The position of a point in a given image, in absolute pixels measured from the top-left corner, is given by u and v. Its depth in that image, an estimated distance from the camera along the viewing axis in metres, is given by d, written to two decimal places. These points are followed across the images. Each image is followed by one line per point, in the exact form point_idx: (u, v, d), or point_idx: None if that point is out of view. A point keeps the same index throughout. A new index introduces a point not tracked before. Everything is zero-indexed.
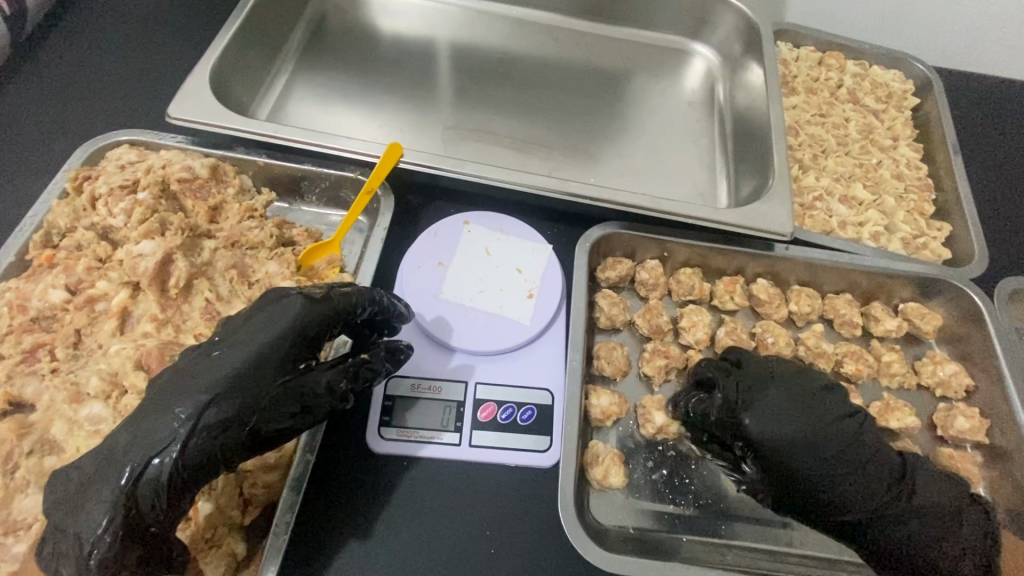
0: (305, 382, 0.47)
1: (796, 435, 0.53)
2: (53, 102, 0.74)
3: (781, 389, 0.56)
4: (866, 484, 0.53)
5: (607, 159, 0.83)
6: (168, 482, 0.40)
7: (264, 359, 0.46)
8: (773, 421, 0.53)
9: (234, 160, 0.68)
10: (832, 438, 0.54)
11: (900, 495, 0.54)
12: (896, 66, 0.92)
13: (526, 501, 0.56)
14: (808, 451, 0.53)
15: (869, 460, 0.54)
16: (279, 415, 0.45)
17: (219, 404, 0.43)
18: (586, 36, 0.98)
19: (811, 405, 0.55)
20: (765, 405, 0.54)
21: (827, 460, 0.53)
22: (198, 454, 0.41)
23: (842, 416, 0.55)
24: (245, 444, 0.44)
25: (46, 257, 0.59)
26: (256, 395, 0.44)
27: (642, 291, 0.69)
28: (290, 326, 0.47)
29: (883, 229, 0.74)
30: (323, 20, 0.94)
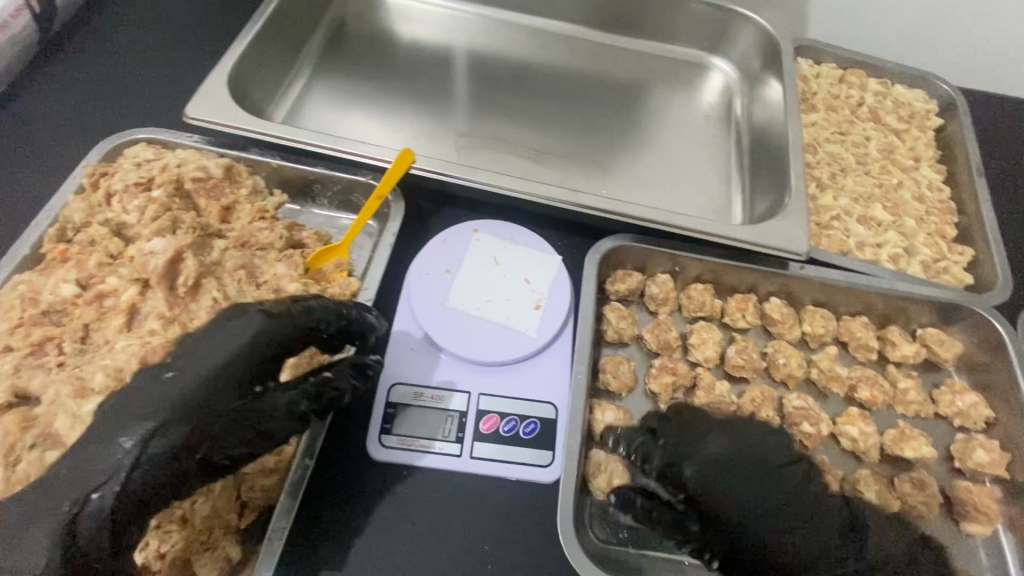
0: (262, 405, 0.46)
1: (738, 484, 0.49)
2: (75, 98, 0.76)
3: (726, 436, 0.52)
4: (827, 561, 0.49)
5: (622, 172, 0.82)
6: (110, 515, 0.41)
7: (216, 383, 0.45)
8: (721, 470, 0.50)
9: (248, 162, 0.69)
10: (782, 490, 0.50)
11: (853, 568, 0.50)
12: (920, 86, 0.90)
13: (529, 517, 0.55)
14: (757, 504, 0.49)
15: (823, 510, 0.50)
16: (235, 441, 0.45)
17: (164, 433, 0.43)
18: (603, 49, 0.98)
19: (755, 455, 0.51)
20: (711, 453, 0.50)
21: (782, 510, 0.49)
22: (142, 485, 0.42)
23: (788, 462, 0.51)
24: (195, 472, 0.43)
25: (60, 250, 0.59)
26: (206, 423, 0.44)
27: (651, 305, 0.68)
28: (244, 348, 0.47)
29: (902, 251, 0.72)
30: (344, 26, 0.95)
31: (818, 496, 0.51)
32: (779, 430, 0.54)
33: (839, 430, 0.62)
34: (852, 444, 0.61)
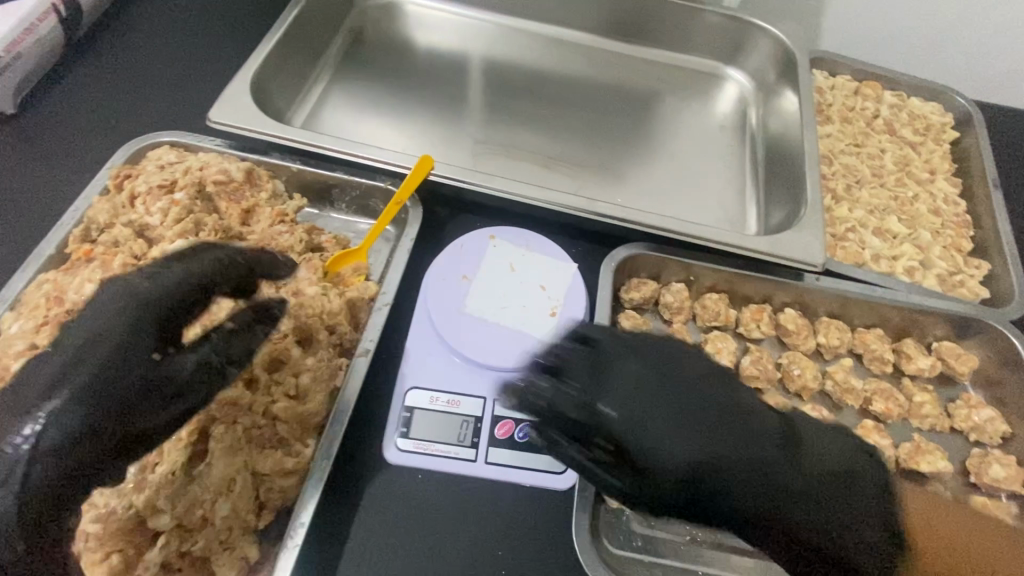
0: (167, 368, 0.46)
1: (653, 408, 0.49)
2: (100, 100, 0.77)
3: (644, 359, 0.52)
4: (793, 472, 0.49)
5: (637, 180, 0.83)
6: (20, 513, 0.39)
7: (114, 358, 0.44)
8: (632, 398, 0.50)
9: (269, 166, 0.70)
10: (699, 407, 0.50)
11: (817, 476, 0.50)
12: (935, 99, 0.90)
13: (543, 523, 0.55)
14: (676, 428, 0.49)
15: (751, 422, 0.50)
16: (148, 407, 0.44)
17: (62, 419, 0.41)
18: (617, 57, 0.99)
19: (668, 373, 0.52)
20: (614, 383, 0.50)
21: (706, 430, 0.49)
22: (51, 472, 0.40)
23: (695, 376, 0.52)
24: (112, 448, 0.43)
25: (85, 251, 0.60)
26: (117, 397, 0.43)
27: (666, 314, 0.68)
28: (135, 318, 0.46)
29: (917, 264, 0.72)
30: (362, 32, 0.96)
31: (739, 409, 0.51)
32: (687, 349, 0.54)
33: None
34: None
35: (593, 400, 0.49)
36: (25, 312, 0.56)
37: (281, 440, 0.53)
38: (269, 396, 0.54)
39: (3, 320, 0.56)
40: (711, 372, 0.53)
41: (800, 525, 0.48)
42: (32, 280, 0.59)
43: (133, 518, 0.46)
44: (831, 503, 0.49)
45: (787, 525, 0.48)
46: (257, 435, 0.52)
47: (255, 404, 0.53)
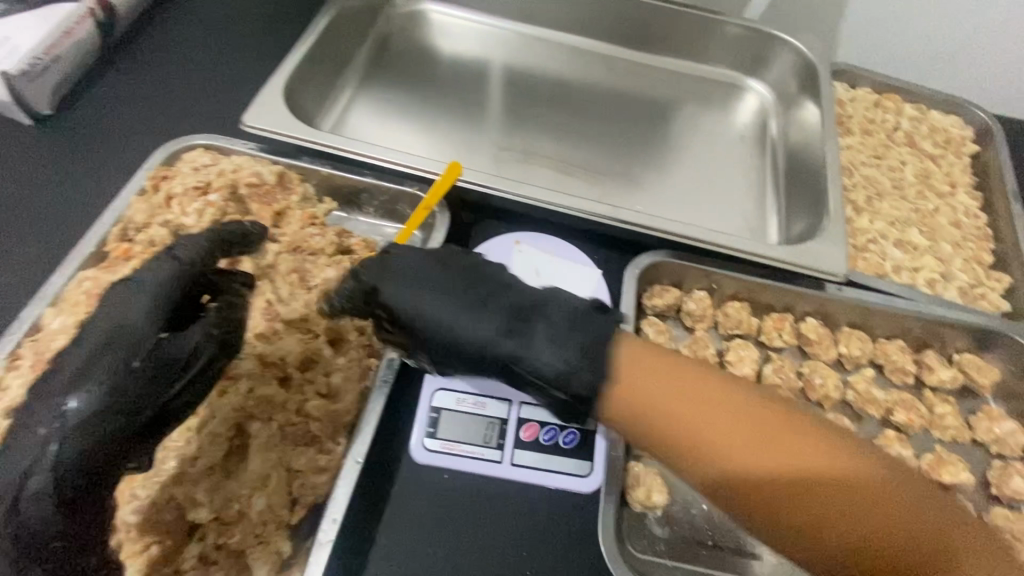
0: (172, 347, 0.45)
1: (440, 298, 0.52)
2: (135, 103, 0.79)
3: (416, 259, 0.55)
4: (542, 338, 0.49)
5: (659, 189, 0.84)
6: (53, 496, 0.40)
7: (119, 342, 0.43)
8: (414, 288, 0.52)
9: (298, 168, 0.70)
10: (479, 293, 0.52)
11: (544, 338, 0.49)
12: (955, 112, 0.91)
13: (569, 526, 0.56)
14: (455, 309, 0.51)
15: (496, 301, 0.52)
16: (163, 386, 0.44)
17: (77, 403, 0.41)
18: (638, 67, 1.00)
19: (469, 270, 0.54)
20: (409, 277, 0.53)
21: (477, 311, 0.51)
22: (80, 458, 0.40)
23: (464, 269, 0.54)
24: (137, 430, 0.42)
25: (124, 249, 0.62)
26: (126, 380, 0.42)
27: (688, 321, 0.68)
28: (141, 306, 0.45)
29: (938, 276, 0.73)
30: (388, 39, 0.98)
31: (506, 296, 0.53)
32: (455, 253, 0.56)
33: None
34: None
35: (376, 287, 0.53)
36: (66, 308, 0.58)
37: (312, 437, 0.54)
38: (302, 394, 0.56)
39: (45, 316, 0.57)
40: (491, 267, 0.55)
41: (628, 399, 0.46)
42: (72, 277, 0.60)
43: (174, 515, 0.48)
44: (638, 380, 0.47)
45: (558, 391, 0.49)
46: (289, 432, 0.54)
47: (288, 403, 0.55)
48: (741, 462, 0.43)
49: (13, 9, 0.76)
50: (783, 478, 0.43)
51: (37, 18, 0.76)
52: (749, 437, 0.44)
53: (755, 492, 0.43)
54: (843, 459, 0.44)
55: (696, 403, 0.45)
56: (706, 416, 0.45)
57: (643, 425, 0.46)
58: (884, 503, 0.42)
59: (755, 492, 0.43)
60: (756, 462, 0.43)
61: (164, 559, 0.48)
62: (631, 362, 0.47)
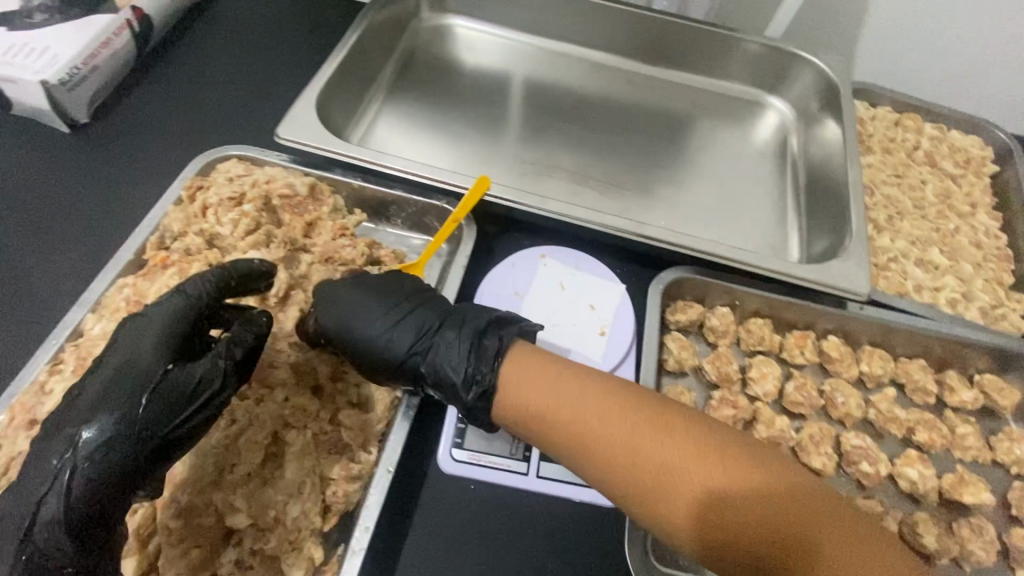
0: (181, 377, 0.46)
1: (365, 322, 0.56)
2: (171, 113, 0.81)
3: (353, 284, 0.59)
4: (446, 349, 0.55)
5: (681, 205, 0.85)
6: (65, 519, 0.41)
7: (134, 371, 0.46)
8: (346, 313, 0.57)
9: (330, 180, 0.72)
10: (401, 315, 0.57)
11: (455, 351, 0.55)
12: (975, 132, 0.92)
13: (594, 539, 0.57)
14: (378, 331, 0.56)
15: (415, 322, 0.57)
16: (170, 416, 0.45)
17: (92, 429, 0.43)
18: (660, 82, 1.01)
19: (394, 294, 0.59)
20: (342, 303, 0.58)
21: (398, 332, 0.56)
22: (91, 484, 0.42)
23: (399, 293, 0.59)
24: (145, 458, 0.44)
25: (162, 258, 0.64)
26: (137, 408, 0.44)
27: (710, 337, 0.69)
28: (157, 335, 0.47)
29: (960, 296, 0.73)
30: (413, 53, 1.00)
31: (426, 314, 0.58)
32: (394, 277, 0.61)
33: (898, 471, 0.63)
34: (911, 486, 0.62)
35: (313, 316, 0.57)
36: (107, 314, 0.59)
37: (344, 446, 0.56)
38: (335, 403, 0.57)
39: (87, 321, 0.59)
40: (420, 290, 0.60)
41: (514, 400, 0.52)
42: (112, 284, 0.62)
43: (212, 521, 0.50)
44: (527, 383, 0.52)
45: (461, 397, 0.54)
46: (323, 440, 0.55)
47: (321, 412, 0.56)
48: (613, 449, 0.48)
49: (51, 19, 0.76)
50: (653, 464, 0.47)
51: (75, 27, 0.76)
52: (620, 426, 0.48)
53: (627, 478, 0.47)
54: (707, 446, 0.47)
55: (571, 398, 0.50)
56: (588, 410, 0.49)
57: (536, 422, 0.51)
58: (741, 485, 0.45)
59: (629, 476, 0.47)
60: (628, 448, 0.48)
61: (202, 565, 0.49)
62: (515, 366, 0.53)
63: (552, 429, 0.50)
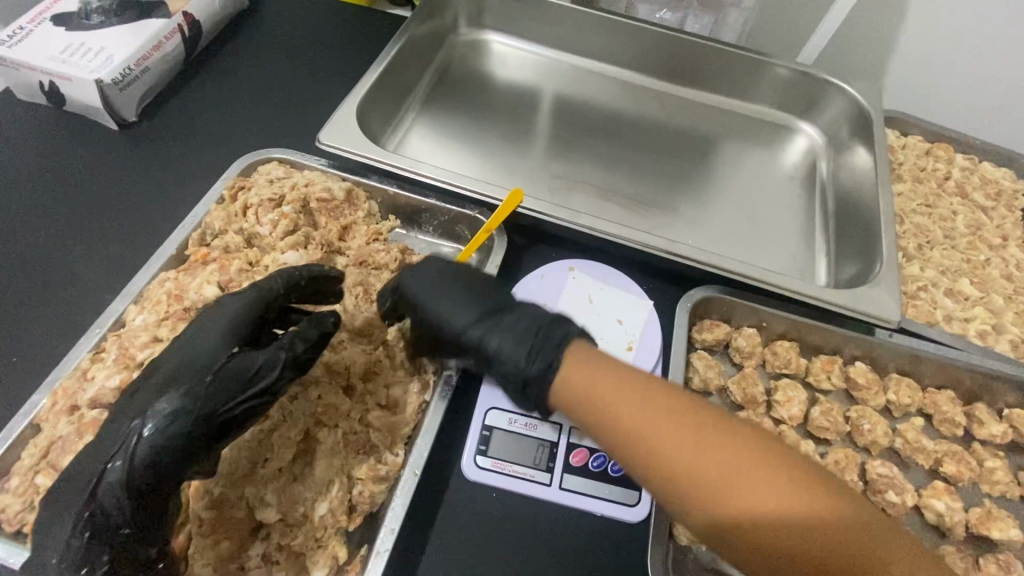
0: (243, 362, 0.48)
1: (435, 298, 0.58)
2: (215, 116, 0.84)
3: (431, 261, 0.61)
4: (496, 330, 0.55)
5: (709, 224, 0.86)
6: (127, 482, 0.43)
7: (204, 353, 0.48)
8: (421, 290, 0.59)
9: (367, 187, 0.74)
10: (467, 297, 0.58)
11: (511, 338, 0.54)
12: (1007, 164, 0.92)
13: (615, 554, 0.56)
14: (441, 308, 0.58)
15: (478, 304, 0.58)
16: (227, 398, 0.46)
17: (164, 401, 0.45)
18: (690, 104, 1.02)
19: (463, 278, 0.60)
20: (416, 282, 0.60)
21: (461, 312, 0.57)
22: (156, 451, 0.44)
23: (473, 278, 0.60)
24: (202, 436, 0.45)
25: (203, 254, 0.65)
26: (199, 387, 0.46)
27: (736, 358, 0.69)
28: (226, 325, 0.50)
29: (990, 327, 0.72)
30: (448, 66, 1.02)
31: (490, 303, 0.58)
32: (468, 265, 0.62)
33: (924, 503, 0.62)
34: (937, 518, 0.61)
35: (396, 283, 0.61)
36: (149, 306, 0.61)
37: (371, 447, 0.56)
38: (364, 403, 0.58)
39: (129, 312, 0.61)
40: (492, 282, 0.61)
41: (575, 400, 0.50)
42: (155, 277, 0.64)
43: (243, 514, 0.51)
44: (596, 379, 0.50)
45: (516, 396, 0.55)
46: (352, 440, 0.56)
47: (351, 411, 0.57)
48: (671, 459, 0.45)
49: (107, 21, 0.79)
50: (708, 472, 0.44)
51: (130, 31, 0.79)
52: (683, 433, 0.46)
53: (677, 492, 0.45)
54: (772, 466, 0.44)
55: (637, 399, 0.48)
56: (651, 415, 0.47)
57: (590, 419, 0.50)
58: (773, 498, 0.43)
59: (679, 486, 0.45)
60: (686, 458, 0.45)
61: (232, 556, 0.50)
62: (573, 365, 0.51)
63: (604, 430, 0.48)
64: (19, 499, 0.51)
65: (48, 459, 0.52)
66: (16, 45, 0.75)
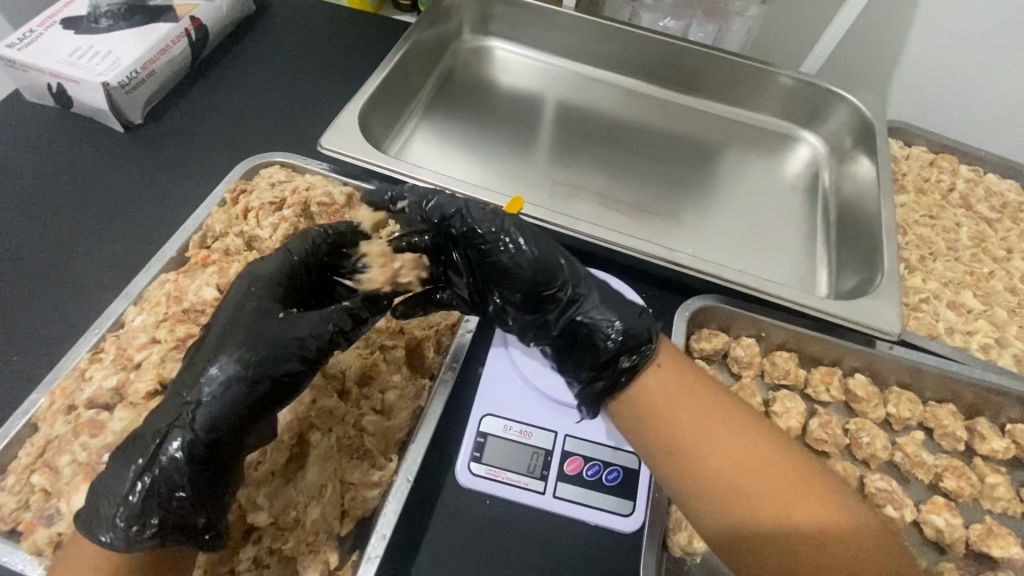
0: (291, 329, 0.48)
1: (527, 255, 0.56)
2: (219, 120, 0.85)
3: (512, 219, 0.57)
4: (605, 301, 0.56)
5: (710, 232, 0.86)
6: (191, 446, 0.43)
7: (248, 314, 0.48)
8: (514, 243, 0.56)
9: (368, 192, 0.75)
10: (548, 259, 0.56)
11: (602, 303, 0.56)
12: (1012, 176, 0.91)
13: (606, 564, 0.56)
14: (529, 265, 0.56)
15: (557, 267, 0.56)
16: (278, 360, 0.47)
17: (220, 365, 0.45)
18: (693, 112, 1.02)
19: (542, 242, 0.57)
20: (506, 235, 0.56)
21: (545, 271, 0.56)
22: (218, 414, 0.44)
23: (545, 241, 0.58)
24: (259, 399, 0.46)
25: (202, 256, 0.66)
26: (253, 348, 0.46)
27: (734, 368, 0.69)
28: (266, 287, 0.50)
29: (994, 341, 0.72)
30: (452, 72, 1.03)
31: (570, 270, 0.57)
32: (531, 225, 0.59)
33: (923, 518, 0.61)
34: (937, 534, 0.60)
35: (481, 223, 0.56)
36: (147, 308, 0.61)
37: (365, 452, 0.57)
38: (359, 407, 0.58)
39: (129, 313, 0.61)
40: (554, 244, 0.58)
41: (641, 397, 0.54)
42: (154, 279, 0.64)
43: (235, 518, 0.51)
44: (664, 379, 0.55)
45: (601, 345, 0.55)
46: (346, 445, 0.56)
47: (347, 416, 0.57)
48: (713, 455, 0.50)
49: (115, 26, 0.80)
50: (746, 470, 0.49)
51: (138, 35, 0.80)
52: (723, 436, 0.51)
53: (715, 487, 0.49)
54: (810, 474, 0.49)
55: (697, 402, 0.53)
56: (696, 417, 0.52)
57: (645, 417, 0.53)
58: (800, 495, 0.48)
59: (723, 489, 0.49)
60: (724, 455, 0.50)
61: (223, 559, 0.51)
62: (662, 350, 0.57)
63: (659, 428, 0.52)
64: (15, 497, 0.51)
65: (44, 457, 0.52)
66: (25, 48, 0.77)
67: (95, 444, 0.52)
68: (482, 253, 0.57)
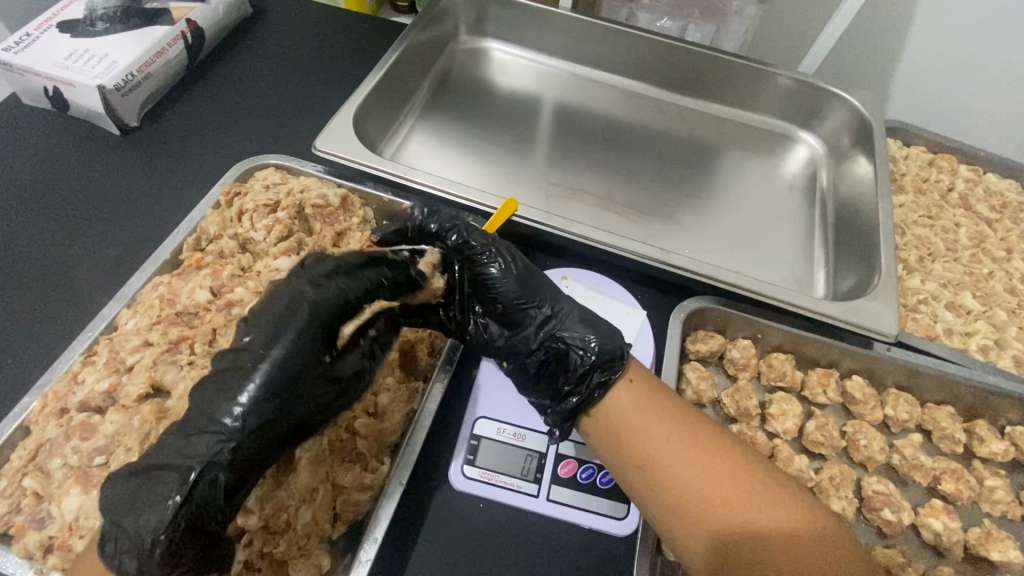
0: (333, 371, 0.48)
1: (512, 275, 0.58)
2: (214, 122, 0.85)
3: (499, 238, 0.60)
4: (585, 320, 0.57)
5: (705, 233, 0.85)
6: (226, 481, 0.43)
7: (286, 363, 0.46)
8: (501, 261, 0.58)
9: (362, 193, 0.74)
10: (534, 280, 0.58)
11: (578, 320, 0.57)
12: (1013, 176, 0.90)
13: (601, 567, 0.56)
14: (513, 285, 0.57)
15: (538, 284, 0.58)
16: (321, 404, 0.47)
17: (255, 411, 0.44)
18: (690, 113, 1.02)
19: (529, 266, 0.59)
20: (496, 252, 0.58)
21: (530, 290, 0.57)
22: (257, 453, 0.45)
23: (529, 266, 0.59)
24: (291, 429, 0.46)
25: (196, 258, 0.66)
26: (296, 392, 0.46)
27: (731, 369, 0.68)
28: (302, 332, 0.47)
29: (993, 342, 0.71)
30: (448, 74, 1.02)
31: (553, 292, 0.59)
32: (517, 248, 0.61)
33: (921, 521, 0.61)
34: (935, 538, 0.60)
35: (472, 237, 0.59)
36: (141, 311, 0.61)
37: (359, 455, 0.57)
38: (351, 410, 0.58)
39: (122, 316, 0.61)
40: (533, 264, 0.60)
41: (612, 411, 0.54)
42: (148, 281, 0.64)
43: None
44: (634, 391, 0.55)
45: (575, 361, 0.55)
46: (338, 447, 0.56)
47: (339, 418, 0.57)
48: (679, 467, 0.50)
49: (111, 29, 0.81)
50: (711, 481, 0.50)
51: (134, 37, 0.80)
52: (689, 448, 0.52)
53: (683, 499, 0.49)
54: (770, 483, 0.50)
55: (664, 414, 0.54)
56: (662, 430, 0.53)
57: (614, 431, 0.54)
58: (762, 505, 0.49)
59: (692, 499, 0.49)
60: (690, 467, 0.51)
61: None
62: (632, 365, 0.57)
63: (631, 441, 0.53)
64: (6, 501, 0.51)
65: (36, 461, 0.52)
66: (22, 51, 0.77)
67: (86, 447, 0.52)
68: (473, 264, 0.58)
